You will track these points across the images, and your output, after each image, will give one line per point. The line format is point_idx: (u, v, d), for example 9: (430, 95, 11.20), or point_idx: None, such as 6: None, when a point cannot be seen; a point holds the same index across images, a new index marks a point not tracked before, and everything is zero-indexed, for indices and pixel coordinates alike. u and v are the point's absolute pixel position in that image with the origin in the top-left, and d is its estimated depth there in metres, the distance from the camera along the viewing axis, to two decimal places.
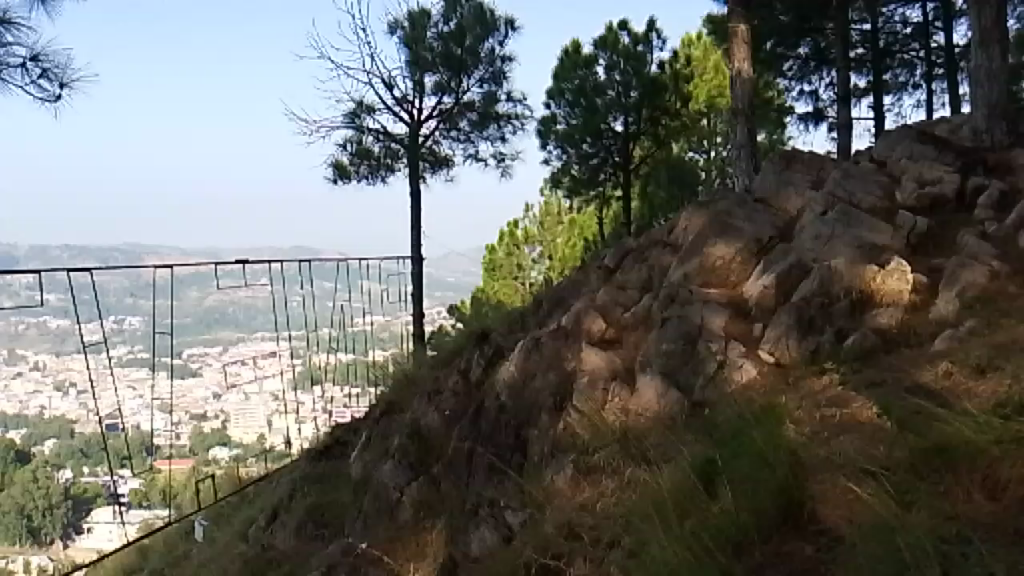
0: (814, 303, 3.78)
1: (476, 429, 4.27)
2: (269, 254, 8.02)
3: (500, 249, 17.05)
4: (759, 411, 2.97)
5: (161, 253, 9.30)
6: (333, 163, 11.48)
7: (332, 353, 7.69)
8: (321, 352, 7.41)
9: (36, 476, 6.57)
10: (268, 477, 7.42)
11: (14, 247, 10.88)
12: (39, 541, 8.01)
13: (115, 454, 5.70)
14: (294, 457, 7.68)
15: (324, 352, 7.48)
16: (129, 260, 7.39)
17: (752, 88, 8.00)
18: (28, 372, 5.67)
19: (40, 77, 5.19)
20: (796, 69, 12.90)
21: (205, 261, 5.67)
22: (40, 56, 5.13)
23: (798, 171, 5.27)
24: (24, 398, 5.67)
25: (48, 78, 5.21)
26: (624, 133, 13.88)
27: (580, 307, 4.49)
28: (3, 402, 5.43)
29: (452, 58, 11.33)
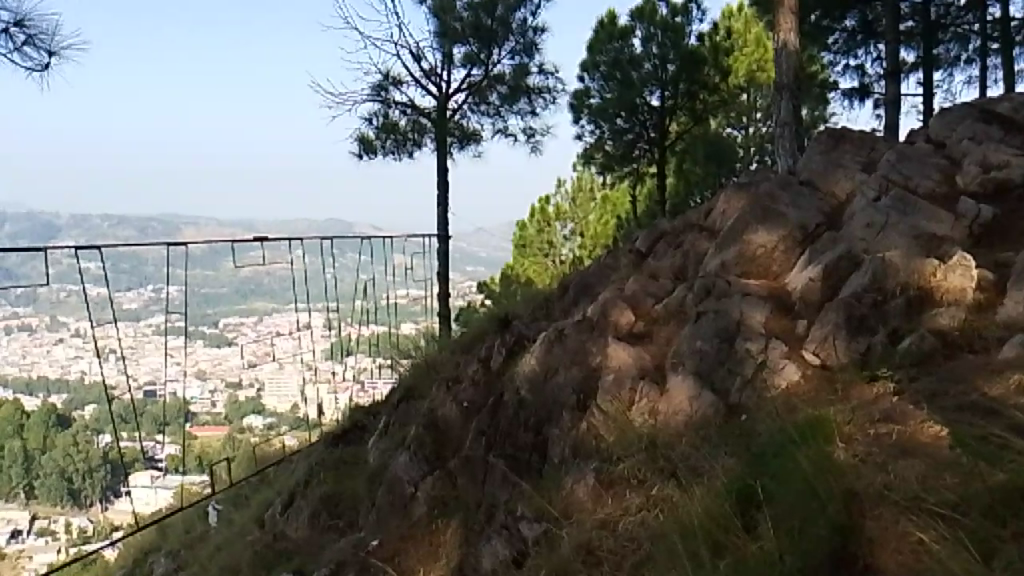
0: (865, 300, 3.44)
1: (494, 424, 3.99)
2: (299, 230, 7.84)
3: (531, 225, 16.69)
4: (805, 424, 2.67)
5: (190, 226, 9.15)
6: (358, 137, 11.20)
7: (366, 326, 7.46)
8: (353, 325, 7.20)
9: (78, 438, 6.90)
10: (288, 458, 7.23)
11: (53, 216, 10.93)
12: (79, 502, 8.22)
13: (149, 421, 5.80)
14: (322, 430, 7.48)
15: (357, 325, 7.24)
16: (155, 234, 7.23)
17: (798, 61, 7.50)
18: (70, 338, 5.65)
19: (27, 44, 4.96)
20: (842, 43, 12.29)
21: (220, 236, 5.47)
22: (24, 20, 4.91)
23: (848, 152, 4.86)
24: (65, 364, 5.66)
25: (34, 44, 4.98)
26: (661, 108, 13.49)
27: (607, 296, 4.17)
28: (47, 367, 5.47)
29: (482, 28, 10.94)
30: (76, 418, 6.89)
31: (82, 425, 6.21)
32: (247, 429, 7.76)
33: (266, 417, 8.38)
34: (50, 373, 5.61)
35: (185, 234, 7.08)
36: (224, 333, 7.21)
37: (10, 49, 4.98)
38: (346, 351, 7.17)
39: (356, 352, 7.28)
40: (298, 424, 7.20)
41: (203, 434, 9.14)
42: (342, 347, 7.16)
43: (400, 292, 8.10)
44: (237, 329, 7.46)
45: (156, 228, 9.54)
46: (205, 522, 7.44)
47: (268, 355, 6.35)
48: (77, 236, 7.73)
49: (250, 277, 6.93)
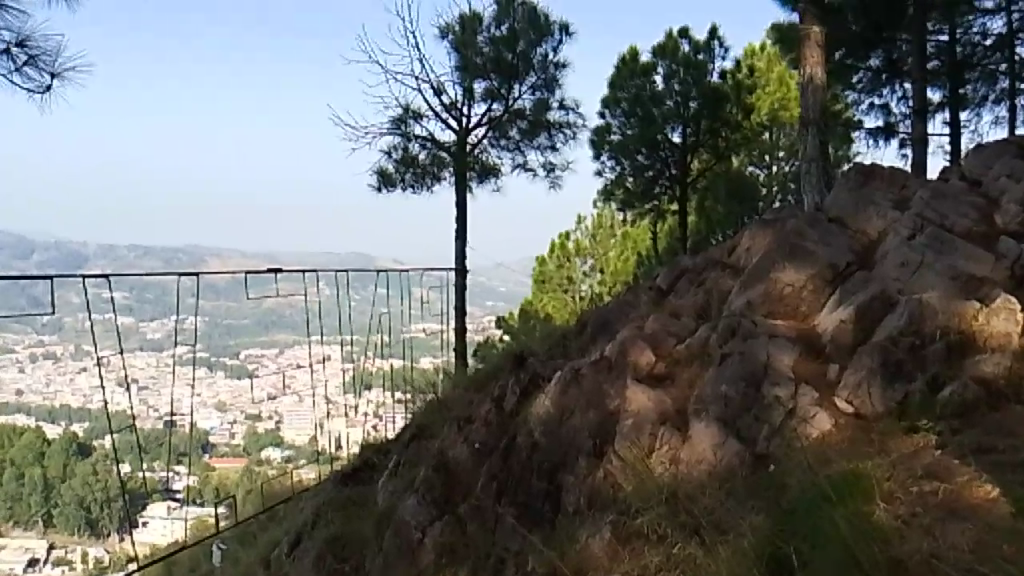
0: (902, 344, 3.24)
1: (506, 468, 3.80)
2: (318, 262, 7.75)
3: (551, 261, 16.54)
4: (843, 479, 2.49)
5: (211, 257, 9.11)
6: (377, 170, 11.15)
7: (383, 359, 7.31)
8: (371, 358, 7.03)
9: (95, 469, 6.82)
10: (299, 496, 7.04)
11: (81, 245, 10.98)
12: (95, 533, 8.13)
13: (169, 451, 5.71)
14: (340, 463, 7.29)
15: (377, 358, 7.09)
16: (174, 264, 7.17)
17: (825, 96, 7.33)
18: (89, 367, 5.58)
19: (27, 66, 4.90)
20: (866, 81, 12.09)
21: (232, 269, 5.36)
22: (26, 41, 4.85)
23: (879, 188, 4.65)
24: (83, 394, 5.60)
25: (35, 65, 4.92)
26: (682, 145, 13.36)
27: (626, 335, 3.97)
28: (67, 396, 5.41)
29: (503, 63, 10.92)
30: (94, 449, 6.81)
31: (100, 455, 6.13)
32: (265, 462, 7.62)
33: (285, 448, 8.22)
34: (71, 402, 5.56)
35: (204, 264, 7.02)
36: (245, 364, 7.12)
37: (7, 70, 4.91)
38: (365, 384, 7.01)
39: (375, 387, 7.14)
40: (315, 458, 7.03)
41: (220, 465, 9.01)
42: (363, 379, 7.00)
43: (421, 325, 7.96)
44: (257, 360, 7.36)
45: (181, 259, 9.54)
46: (209, 561, 7.23)
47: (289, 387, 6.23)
48: (95, 266, 7.70)
49: (272, 309, 6.85)
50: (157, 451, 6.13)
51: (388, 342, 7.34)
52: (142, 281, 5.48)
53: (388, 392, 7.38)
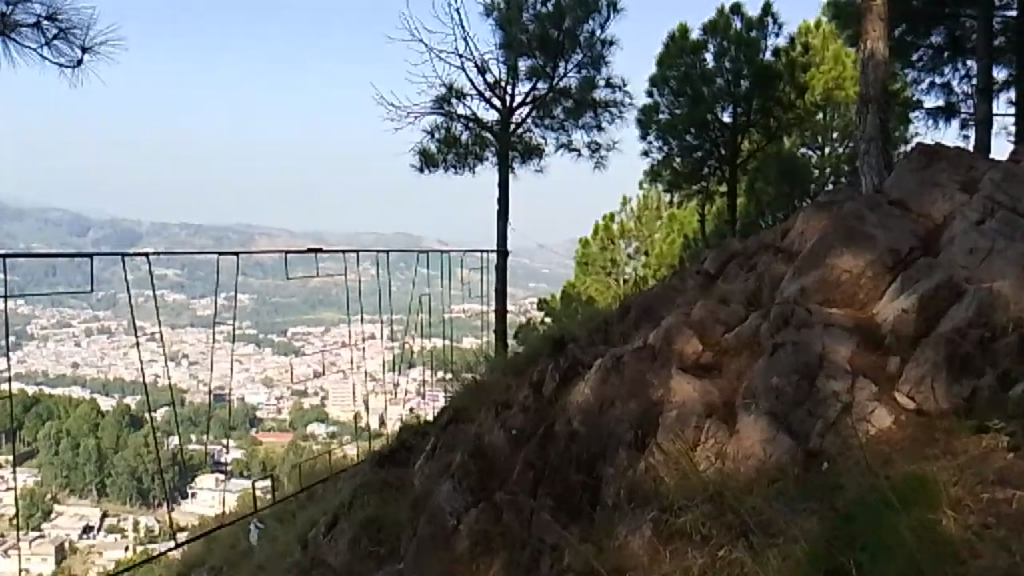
0: (970, 336, 3.01)
1: (543, 457, 3.67)
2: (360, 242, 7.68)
3: (595, 243, 16.29)
4: (906, 486, 2.45)
5: (257, 236, 9.13)
6: (419, 150, 11.05)
7: (425, 339, 7.22)
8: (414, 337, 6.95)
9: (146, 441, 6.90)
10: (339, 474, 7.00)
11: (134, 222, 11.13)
12: (143, 504, 8.24)
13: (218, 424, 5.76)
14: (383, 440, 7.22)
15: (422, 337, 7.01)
16: (220, 243, 7.18)
17: (887, 72, 6.97)
18: (139, 342, 5.62)
19: (56, 40, 4.86)
20: (927, 60, 11.46)
21: (271, 248, 5.29)
22: (57, 14, 4.82)
23: (944, 168, 4.37)
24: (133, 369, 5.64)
25: (65, 39, 4.88)
26: (732, 125, 13.04)
27: (672, 321, 3.80)
28: (118, 370, 5.46)
29: (549, 41, 10.69)
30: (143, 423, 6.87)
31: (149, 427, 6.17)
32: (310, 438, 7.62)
33: (330, 425, 8.20)
34: (124, 375, 5.62)
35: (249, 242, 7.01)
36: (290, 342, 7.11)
37: (37, 45, 4.88)
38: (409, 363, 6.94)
39: (420, 365, 7.01)
40: (359, 434, 6.96)
41: (266, 440, 9.08)
42: (404, 358, 6.92)
43: (464, 305, 7.83)
44: (302, 338, 7.35)
45: (230, 237, 9.60)
46: (248, 538, 7.24)
47: (335, 365, 6.22)
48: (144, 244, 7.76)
49: (318, 288, 6.82)
50: (203, 426, 6.15)
51: (430, 323, 7.24)
52: (185, 258, 5.46)
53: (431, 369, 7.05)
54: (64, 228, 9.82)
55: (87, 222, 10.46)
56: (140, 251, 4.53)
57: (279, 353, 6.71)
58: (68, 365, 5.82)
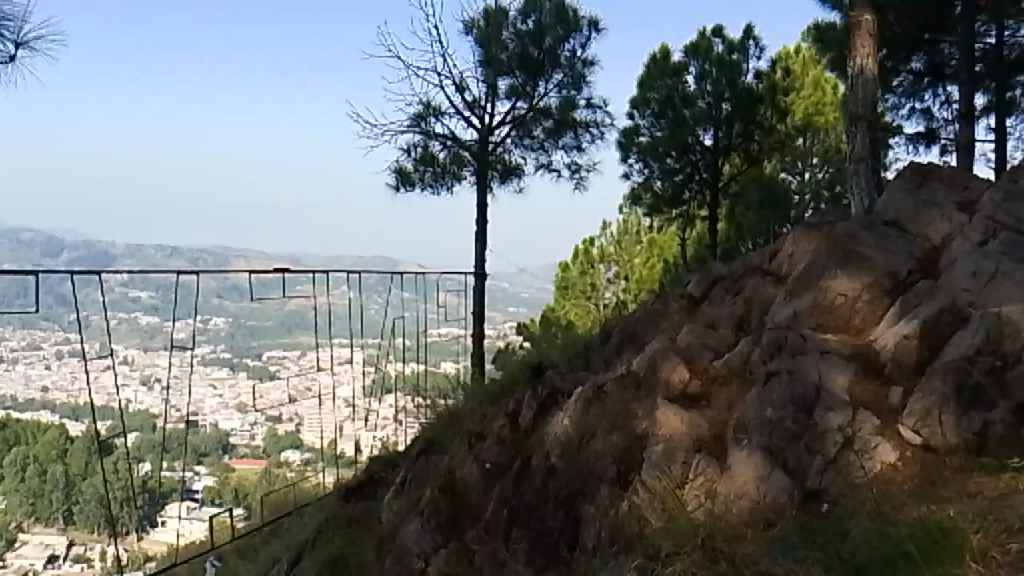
0: (980, 365, 2.78)
1: (519, 494, 3.40)
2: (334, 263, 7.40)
3: (574, 266, 16.07)
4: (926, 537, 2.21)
5: (230, 259, 8.83)
6: (396, 168, 10.79)
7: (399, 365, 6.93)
8: (392, 362, 6.65)
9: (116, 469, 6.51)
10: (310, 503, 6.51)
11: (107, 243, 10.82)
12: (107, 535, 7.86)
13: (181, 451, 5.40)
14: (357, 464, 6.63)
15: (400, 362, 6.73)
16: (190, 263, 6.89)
17: (876, 90, 6.83)
18: (120, 365, 5.38)
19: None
20: (907, 85, 11.33)
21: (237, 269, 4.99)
22: None
23: (939, 188, 4.16)
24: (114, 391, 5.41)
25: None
26: (714, 148, 12.86)
27: (656, 347, 3.55)
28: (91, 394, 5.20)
29: (529, 60, 10.52)
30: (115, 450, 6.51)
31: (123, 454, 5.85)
32: (283, 465, 7.31)
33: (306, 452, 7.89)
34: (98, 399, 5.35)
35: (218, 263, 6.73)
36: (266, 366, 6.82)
37: None
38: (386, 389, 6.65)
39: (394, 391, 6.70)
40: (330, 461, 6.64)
41: (239, 466, 8.75)
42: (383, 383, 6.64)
43: (441, 329, 7.54)
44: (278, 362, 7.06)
45: (206, 259, 9.30)
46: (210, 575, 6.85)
47: (311, 390, 5.95)
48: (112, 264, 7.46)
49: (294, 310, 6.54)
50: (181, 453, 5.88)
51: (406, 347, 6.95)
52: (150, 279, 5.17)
53: (409, 396, 6.73)
54: (36, 248, 9.49)
55: (60, 242, 10.14)
56: (106, 269, 4.28)
57: (252, 376, 6.42)
58: (36, 389, 5.53)
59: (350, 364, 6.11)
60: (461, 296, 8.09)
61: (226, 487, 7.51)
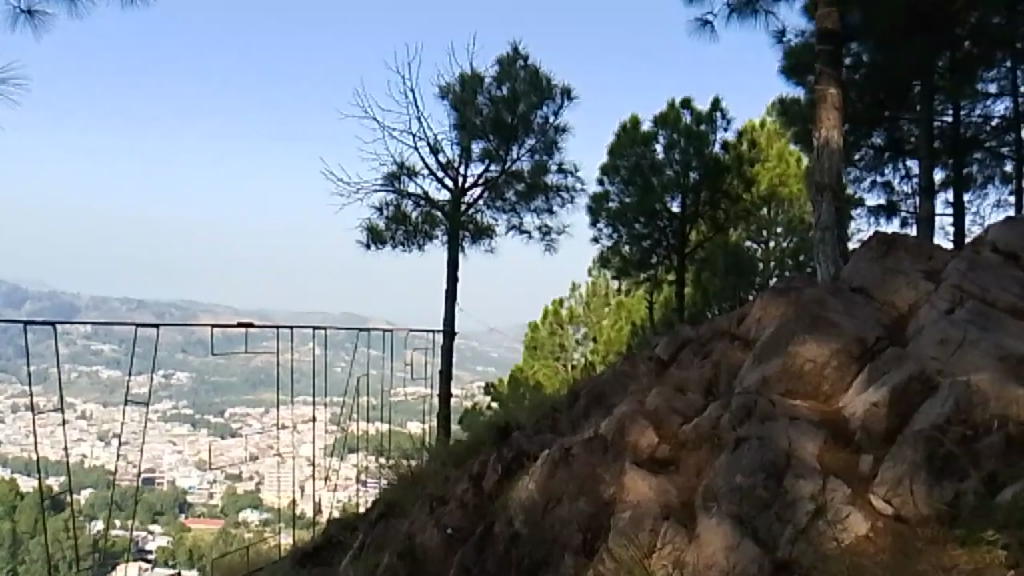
0: (951, 434, 2.75)
1: (481, 561, 3.28)
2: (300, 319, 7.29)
3: (543, 327, 16.04)
4: None
5: (195, 313, 8.68)
6: (367, 226, 10.76)
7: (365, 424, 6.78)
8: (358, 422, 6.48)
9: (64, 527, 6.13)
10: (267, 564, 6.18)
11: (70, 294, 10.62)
12: None
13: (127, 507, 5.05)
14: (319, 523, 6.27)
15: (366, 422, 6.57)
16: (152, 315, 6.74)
17: (841, 160, 6.98)
18: (76, 420, 5.21)
19: None
20: (868, 159, 11.76)
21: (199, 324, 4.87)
22: None
23: (904, 257, 4.20)
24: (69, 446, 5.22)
25: None
26: (681, 215, 13.06)
27: (624, 409, 3.48)
28: (44, 448, 5.01)
29: (502, 124, 10.65)
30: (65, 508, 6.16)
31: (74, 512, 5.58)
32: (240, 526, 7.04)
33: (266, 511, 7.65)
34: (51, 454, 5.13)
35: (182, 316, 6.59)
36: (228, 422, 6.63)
37: None
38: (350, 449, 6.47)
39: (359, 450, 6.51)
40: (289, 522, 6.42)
41: (195, 525, 8.43)
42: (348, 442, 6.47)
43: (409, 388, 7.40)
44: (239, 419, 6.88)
45: (172, 313, 9.14)
46: None
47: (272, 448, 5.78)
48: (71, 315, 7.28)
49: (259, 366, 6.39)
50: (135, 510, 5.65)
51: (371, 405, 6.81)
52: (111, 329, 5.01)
53: (372, 455, 6.49)
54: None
55: (24, 291, 9.93)
56: (61, 320, 4.15)
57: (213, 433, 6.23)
58: None
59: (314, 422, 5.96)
60: (429, 354, 7.98)
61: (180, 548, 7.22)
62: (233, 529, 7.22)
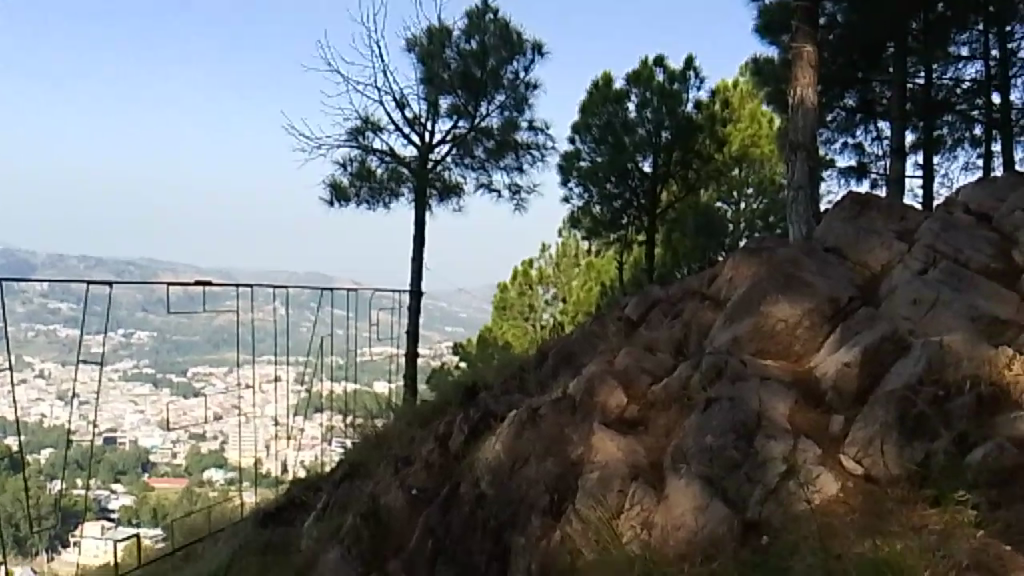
0: (924, 395, 2.72)
1: (446, 523, 3.22)
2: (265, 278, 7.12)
3: (513, 288, 15.95)
4: None
5: (157, 271, 8.46)
6: (332, 182, 10.53)
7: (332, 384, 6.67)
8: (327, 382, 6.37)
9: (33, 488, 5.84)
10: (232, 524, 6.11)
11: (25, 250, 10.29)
12: None
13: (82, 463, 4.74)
14: (285, 485, 6.21)
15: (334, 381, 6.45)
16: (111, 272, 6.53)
17: (816, 120, 6.91)
18: (36, 379, 5.06)
19: None
20: (840, 120, 11.65)
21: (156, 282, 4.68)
22: None
23: (877, 217, 4.15)
24: (27, 405, 5.07)
25: None
26: (652, 175, 12.98)
27: (593, 369, 3.41)
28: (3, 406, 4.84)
29: (471, 79, 10.43)
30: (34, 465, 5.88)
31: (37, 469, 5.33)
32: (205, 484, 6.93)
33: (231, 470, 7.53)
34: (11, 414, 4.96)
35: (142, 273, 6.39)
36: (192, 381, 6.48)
37: None
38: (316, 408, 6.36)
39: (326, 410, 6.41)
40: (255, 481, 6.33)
41: (158, 485, 8.29)
42: (314, 402, 6.36)
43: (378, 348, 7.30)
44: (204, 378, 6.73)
45: (133, 270, 8.89)
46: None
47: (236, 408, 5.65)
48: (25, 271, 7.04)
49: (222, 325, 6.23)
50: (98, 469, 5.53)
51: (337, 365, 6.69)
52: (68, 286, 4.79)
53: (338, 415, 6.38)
54: None
55: None
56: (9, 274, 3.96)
57: (176, 392, 6.09)
58: None
59: (279, 382, 5.83)
60: (397, 314, 7.85)
61: (144, 507, 7.10)
62: (198, 488, 7.11)
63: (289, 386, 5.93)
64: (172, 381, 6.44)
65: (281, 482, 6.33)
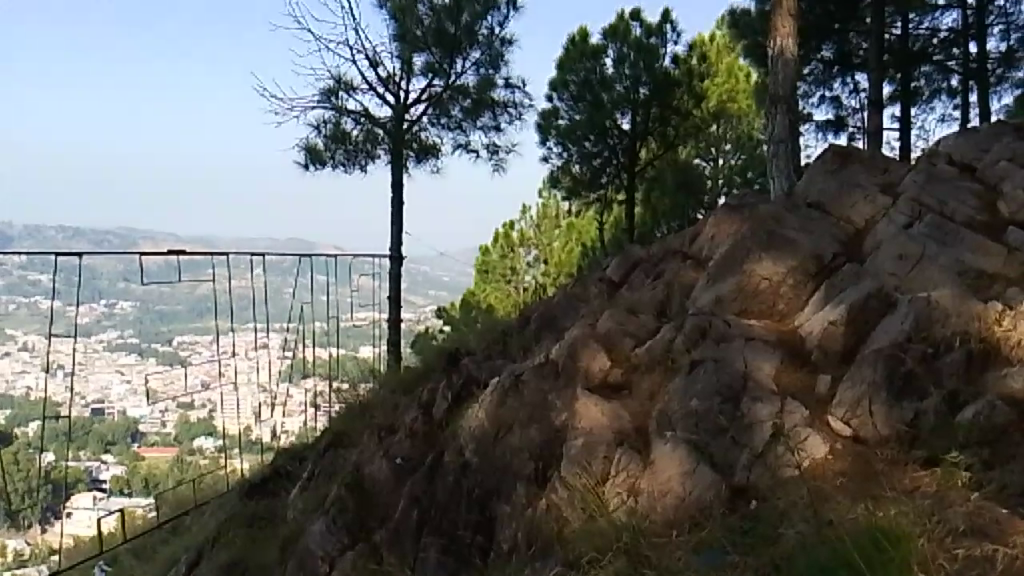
0: (912, 352, 2.68)
1: (431, 493, 3.17)
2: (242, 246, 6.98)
3: (495, 250, 15.83)
4: (870, 543, 2.06)
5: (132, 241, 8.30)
6: (305, 146, 10.31)
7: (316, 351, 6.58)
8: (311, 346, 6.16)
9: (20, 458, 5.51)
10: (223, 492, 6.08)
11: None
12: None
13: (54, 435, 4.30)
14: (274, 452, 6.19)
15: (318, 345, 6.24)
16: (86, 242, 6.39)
17: (796, 71, 6.80)
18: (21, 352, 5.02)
19: None
20: (817, 74, 11.43)
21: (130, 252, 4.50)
22: None
23: (860, 171, 4.07)
24: (11, 378, 5.00)
25: None
26: (631, 132, 12.83)
27: (576, 333, 3.34)
28: None
29: (445, 36, 10.19)
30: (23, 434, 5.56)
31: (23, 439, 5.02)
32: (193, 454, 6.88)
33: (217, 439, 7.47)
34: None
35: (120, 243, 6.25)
36: (176, 350, 6.38)
37: None
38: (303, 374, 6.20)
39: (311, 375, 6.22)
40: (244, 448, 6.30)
41: (149, 454, 8.24)
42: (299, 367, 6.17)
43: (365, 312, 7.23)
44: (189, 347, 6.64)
45: (111, 241, 8.71)
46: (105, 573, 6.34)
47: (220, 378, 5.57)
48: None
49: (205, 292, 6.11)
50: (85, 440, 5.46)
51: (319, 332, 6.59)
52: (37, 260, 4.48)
53: (324, 380, 6.32)
54: None
55: None
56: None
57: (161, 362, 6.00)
58: None
59: (263, 348, 5.73)
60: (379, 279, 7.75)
61: (133, 477, 7.05)
62: (185, 458, 7.05)
63: (274, 352, 5.85)
64: (156, 351, 6.34)
65: (271, 448, 6.31)
